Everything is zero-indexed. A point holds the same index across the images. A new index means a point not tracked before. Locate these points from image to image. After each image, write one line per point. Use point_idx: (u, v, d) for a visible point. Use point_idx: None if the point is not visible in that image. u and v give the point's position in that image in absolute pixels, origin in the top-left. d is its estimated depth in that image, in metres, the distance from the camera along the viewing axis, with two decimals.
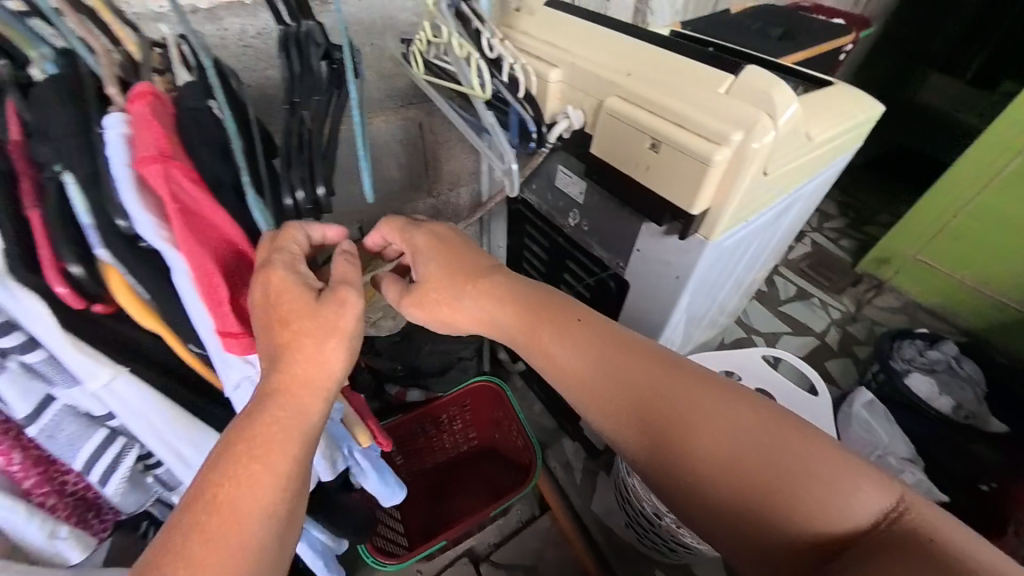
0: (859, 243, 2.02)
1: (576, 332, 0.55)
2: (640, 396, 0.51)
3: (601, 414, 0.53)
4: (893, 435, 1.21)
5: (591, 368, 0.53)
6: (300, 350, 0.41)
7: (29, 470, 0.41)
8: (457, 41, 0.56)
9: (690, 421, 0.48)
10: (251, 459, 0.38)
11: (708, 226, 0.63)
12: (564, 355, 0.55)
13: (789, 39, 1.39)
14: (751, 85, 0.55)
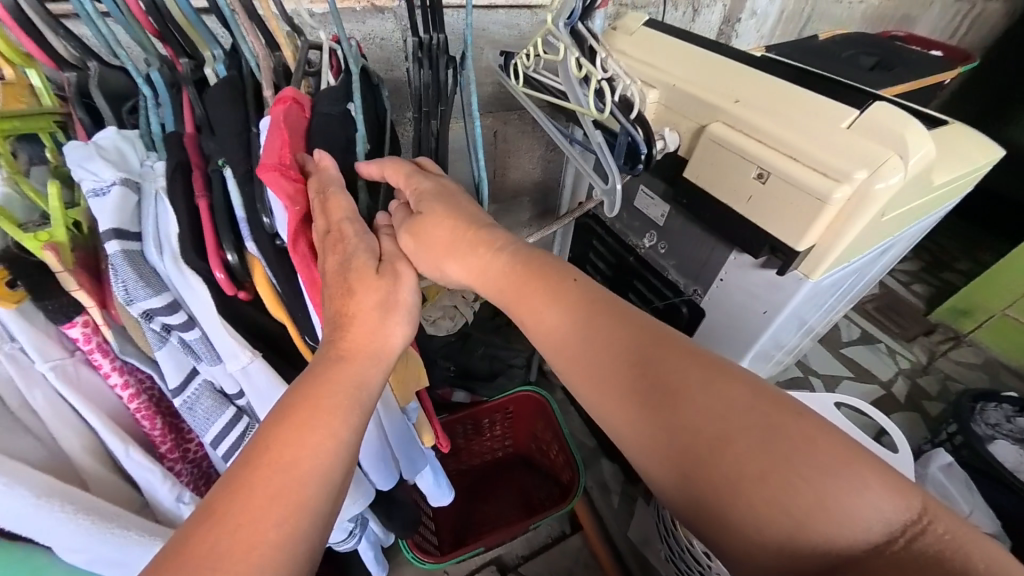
0: (935, 289, 1.88)
1: (567, 295, 0.43)
2: (641, 380, 0.39)
3: (595, 400, 0.42)
4: (974, 505, 1.11)
5: (580, 339, 0.42)
6: (363, 315, 0.39)
7: (165, 435, 0.48)
8: (576, 62, 0.59)
9: (698, 418, 0.37)
10: (306, 427, 0.34)
11: (811, 264, 0.60)
12: (551, 321, 0.44)
13: (884, 70, 1.32)
14: (879, 123, 0.54)
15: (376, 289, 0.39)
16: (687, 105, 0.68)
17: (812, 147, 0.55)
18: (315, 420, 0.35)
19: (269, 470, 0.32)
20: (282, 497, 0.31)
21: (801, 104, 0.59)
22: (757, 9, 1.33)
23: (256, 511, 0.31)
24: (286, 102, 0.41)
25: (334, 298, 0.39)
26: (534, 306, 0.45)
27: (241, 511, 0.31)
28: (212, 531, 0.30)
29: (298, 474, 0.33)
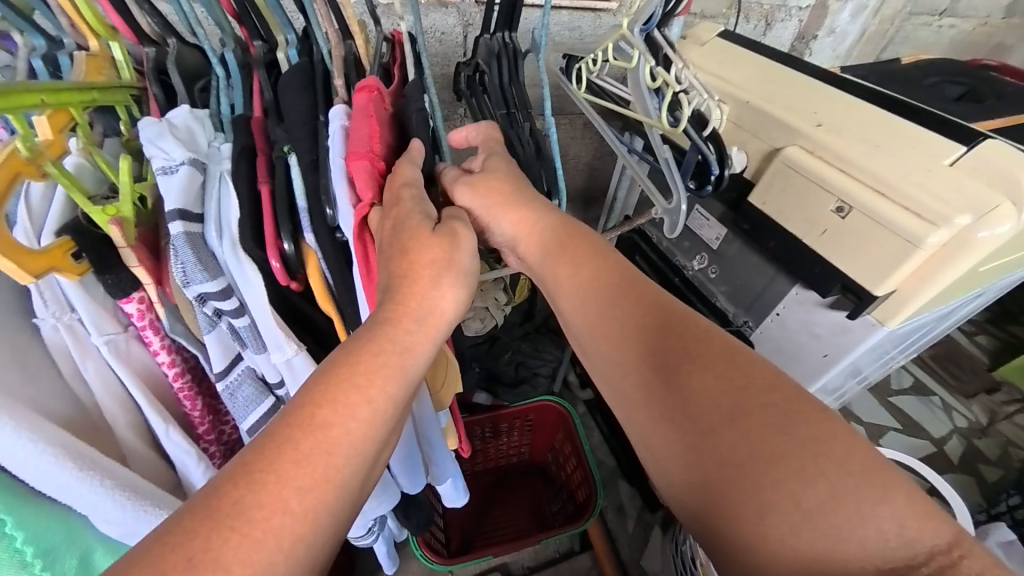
0: (1002, 343, 1.72)
1: (597, 258, 0.46)
2: (652, 337, 0.40)
3: (594, 346, 0.43)
4: None
5: (593, 292, 0.44)
6: (415, 287, 0.37)
7: (205, 417, 0.49)
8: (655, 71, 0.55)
9: (695, 376, 0.37)
10: (345, 391, 0.32)
11: (889, 310, 0.54)
12: (574, 280, 0.46)
13: (973, 101, 1.21)
14: (988, 162, 0.48)
15: (432, 253, 0.38)
16: (759, 123, 0.63)
17: (906, 184, 0.50)
18: (351, 396, 0.32)
19: (300, 439, 0.30)
20: (307, 473, 0.29)
21: (894, 136, 0.54)
22: (836, 27, 1.25)
23: (279, 484, 0.28)
24: (372, 92, 0.40)
25: (391, 261, 0.37)
26: (565, 269, 0.47)
27: (265, 481, 0.28)
28: (231, 499, 0.28)
29: (328, 451, 0.30)
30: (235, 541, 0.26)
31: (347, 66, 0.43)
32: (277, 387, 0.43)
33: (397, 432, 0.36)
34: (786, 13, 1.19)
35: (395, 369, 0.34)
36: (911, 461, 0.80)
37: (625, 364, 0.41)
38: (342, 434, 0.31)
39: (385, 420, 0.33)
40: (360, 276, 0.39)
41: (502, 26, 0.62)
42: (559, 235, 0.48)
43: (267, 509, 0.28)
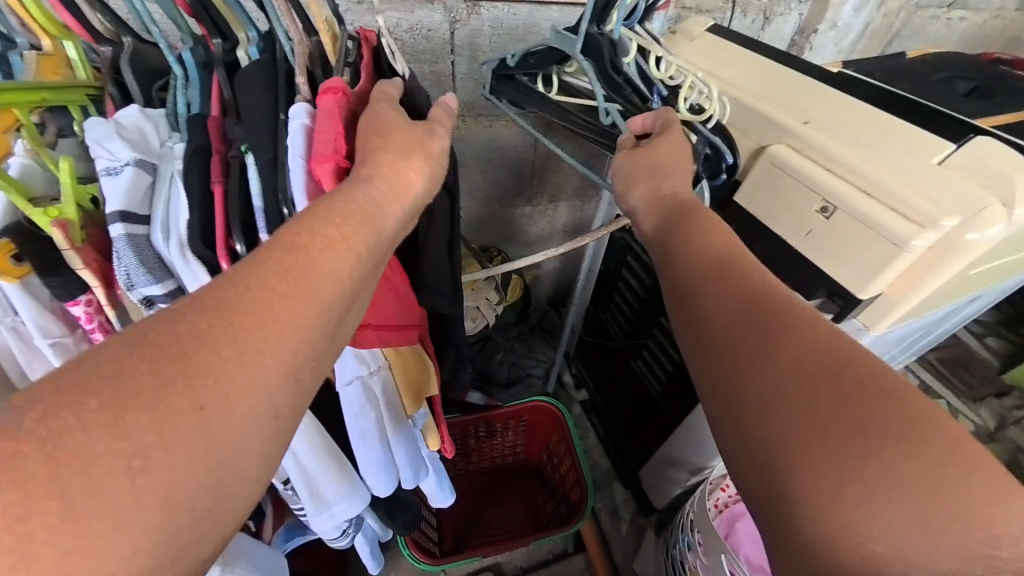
0: (1013, 347, 1.68)
1: (714, 235, 0.44)
2: (758, 307, 0.37)
3: (695, 297, 0.42)
4: None
5: (711, 260, 0.42)
6: (390, 157, 0.39)
7: None
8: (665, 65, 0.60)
9: (794, 343, 0.34)
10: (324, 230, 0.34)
11: (875, 315, 0.52)
12: (690, 253, 0.44)
13: (983, 97, 1.17)
14: (980, 162, 0.46)
15: (409, 136, 0.40)
16: (747, 121, 0.61)
17: (895, 184, 0.48)
18: (324, 234, 0.34)
19: (277, 265, 0.32)
20: (282, 297, 0.31)
21: (886, 134, 0.52)
22: (838, 21, 1.21)
23: (255, 304, 0.30)
24: (340, 94, 0.38)
25: (368, 136, 0.39)
26: (685, 239, 0.45)
27: (240, 302, 0.30)
28: (207, 319, 0.29)
29: (303, 276, 0.32)
30: (203, 373, 0.28)
31: (313, 62, 0.42)
32: None
33: (372, 285, 0.38)
34: (784, 8, 1.16)
35: (366, 218, 0.36)
36: None
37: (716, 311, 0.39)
38: (318, 267, 0.33)
39: (363, 261, 0.36)
40: None
41: (593, 19, 0.55)
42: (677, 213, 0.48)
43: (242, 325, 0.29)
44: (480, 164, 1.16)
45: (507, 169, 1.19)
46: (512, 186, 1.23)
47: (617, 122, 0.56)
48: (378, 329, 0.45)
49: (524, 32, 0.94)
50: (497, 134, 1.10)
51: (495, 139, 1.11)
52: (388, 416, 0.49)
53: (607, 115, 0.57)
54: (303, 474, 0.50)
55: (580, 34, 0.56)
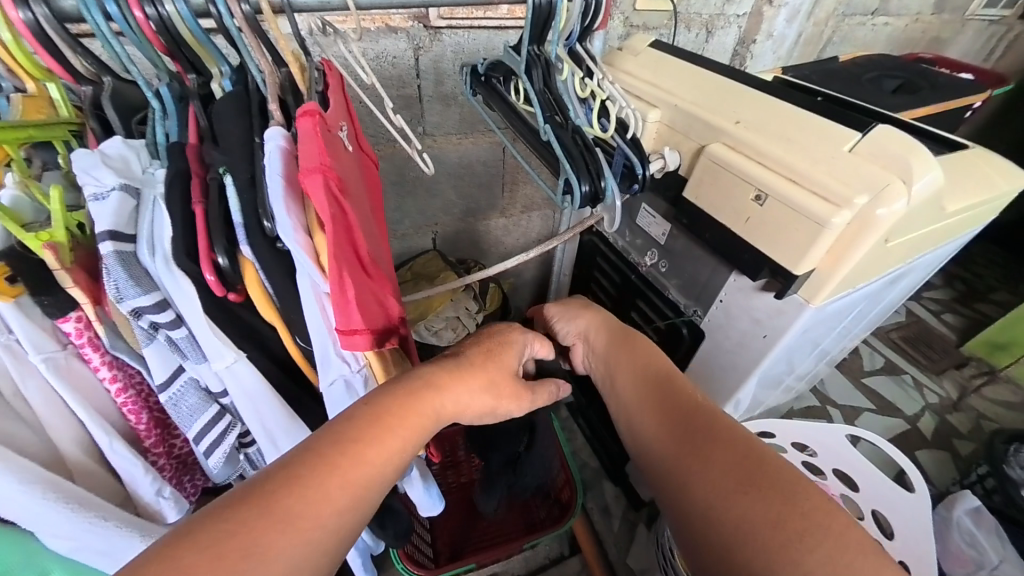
0: (967, 321, 1.80)
1: (649, 353, 0.59)
2: (682, 421, 0.49)
3: (641, 406, 0.53)
4: (1006, 558, 0.95)
5: (642, 378, 0.56)
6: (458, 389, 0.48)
7: (150, 429, 0.49)
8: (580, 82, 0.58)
9: (719, 450, 0.44)
10: (398, 421, 0.42)
11: (811, 289, 0.58)
12: (628, 373, 0.58)
13: (906, 93, 1.30)
14: (886, 147, 0.52)
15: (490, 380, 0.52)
16: (688, 125, 0.69)
17: (816, 170, 0.54)
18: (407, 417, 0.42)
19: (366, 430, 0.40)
20: (355, 462, 0.38)
21: (806, 127, 0.58)
22: (774, 31, 1.31)
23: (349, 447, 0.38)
24: (316, 116, 0.39)
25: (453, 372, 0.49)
26: (622, 360, 0.60)
27: (341, 442, 0.38)
28: (331, 439, 0.38)
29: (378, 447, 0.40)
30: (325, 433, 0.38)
31: (284, 91, 0.46)
32: (221, 395, 0.45)
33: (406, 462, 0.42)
34: (724, 21, 1.26)
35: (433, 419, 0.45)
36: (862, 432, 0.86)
37: (656, 426, 0.50)
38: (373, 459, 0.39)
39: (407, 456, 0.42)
40: (305, 286, 0.39)
41: (533, 39, 0.58)
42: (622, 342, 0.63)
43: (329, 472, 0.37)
44: (452, 181, 1.21)
45: (481, 183, 1.24)
46: (484, 201, 1.29)
47: (550, 140, 0.56)
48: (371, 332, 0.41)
49: (485, 55, 1.00)
50: (466, 151, 1.16)
51: (466, 156, 1.17)
52: None
53: (544, 131, 0.56)
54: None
55: (522, 55, 0.59)
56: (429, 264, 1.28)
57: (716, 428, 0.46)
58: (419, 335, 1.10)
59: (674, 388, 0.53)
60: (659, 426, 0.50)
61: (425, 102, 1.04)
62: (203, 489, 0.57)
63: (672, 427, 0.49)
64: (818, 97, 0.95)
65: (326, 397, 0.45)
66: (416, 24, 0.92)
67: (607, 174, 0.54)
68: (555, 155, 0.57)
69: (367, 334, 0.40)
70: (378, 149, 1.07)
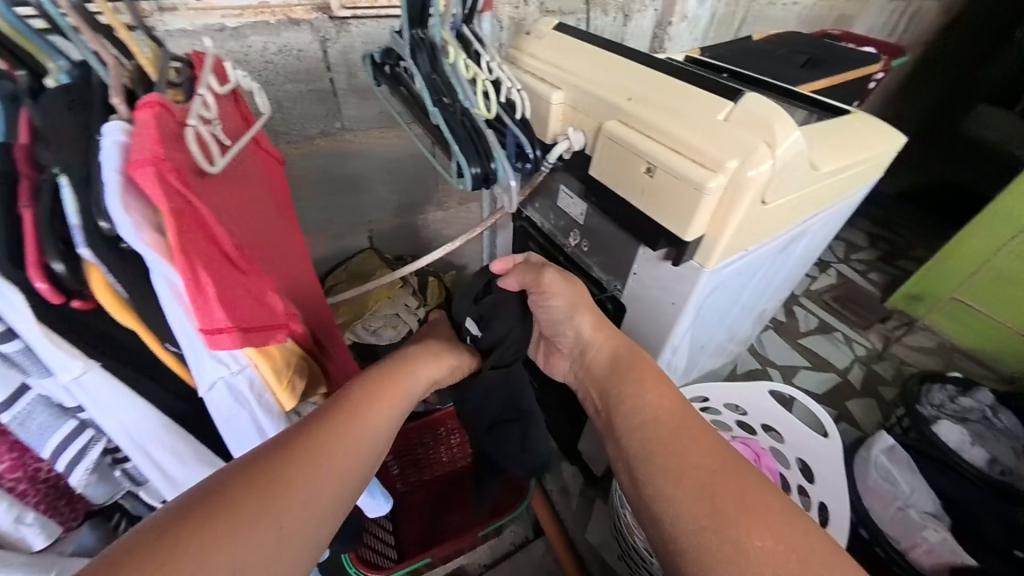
0: (889, 278, 1.95)
1: (661, 392, 0.61)
2: (709, 471, 0.50)
3: (656, 439, 0.55)
4: (915, 487, 1.04)
5: (656, 412, 0.58)
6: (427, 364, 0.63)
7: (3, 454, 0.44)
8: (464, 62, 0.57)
9: (749, 508, 0.46)
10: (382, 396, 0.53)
11: (703, 253, 0.61)
12: (640, 403, 0.60)
13: (814, 67, 1.37)
14: (753, 113, 0.55)
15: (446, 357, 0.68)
16: (588, 104, 0.70)
17: (694, 138, 0.56)
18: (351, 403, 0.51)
19: (327, 429, 0.46)
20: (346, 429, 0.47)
21: (685, 98, 0.61)
22: (689, 12, 1.36)
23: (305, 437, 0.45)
24: (156, 107, 0.38)
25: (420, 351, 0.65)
26: (637, 390, 0.62)
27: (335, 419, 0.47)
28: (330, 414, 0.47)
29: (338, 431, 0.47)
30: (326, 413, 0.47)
31: (135, 84, 0.44)
32: (78, 410, 0.44)
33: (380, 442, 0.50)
34: (640, 4, 1.29)
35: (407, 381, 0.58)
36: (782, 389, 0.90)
37: (677, 470, 0.51)
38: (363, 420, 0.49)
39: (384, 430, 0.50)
40: (160, 287, 0.37)
41: (413, 23, 0.57)
42: (634, 372, 0.65)
43: (320, 442, 0.44)
44: (380, 176, 1.18)
45: (412, 176, 1.22)
46: (419, 194, 1.27)
47: (439, 123, 0.55)
48: (244, 331, 0.40)
49: None
50: (391, 145, 1.13)
51: (391, 149, 1.14)
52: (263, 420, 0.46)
53: (431, 114, 0.56)
54: (160, 473, 0.48)
55: (405, 39, 0.58)
56: (366, 262, 1.25)
57: (742, 481, 0.49)
58: (357, 336, 1.08)
59: (691, 437, 0.54)
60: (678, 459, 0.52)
61: (341, 96, 1.01)
62: (86, 514, 0.52)
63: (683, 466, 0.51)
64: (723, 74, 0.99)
65: (207, 401, 0.43)
66: (319, 15, 0.89)
67: (496, 154, 0.55)
68: (444, 138, 0.57)
69: (240, 333, 0.39)
70: (297, 148, 1.04)
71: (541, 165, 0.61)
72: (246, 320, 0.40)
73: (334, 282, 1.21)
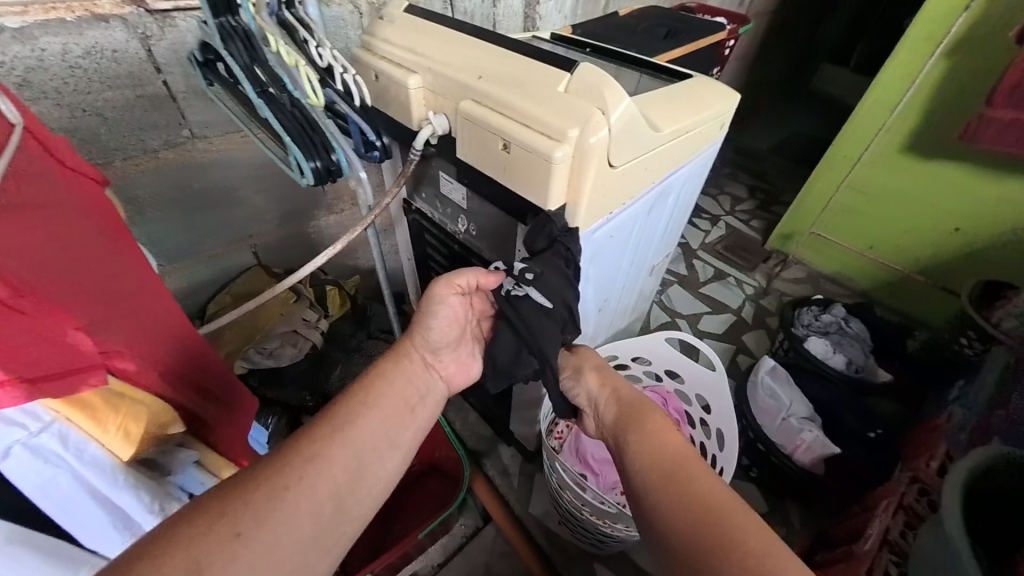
0: (767, 222, 2.19)
1: (673, 428, 0.56)
2: (698, 506, 0.48)
3: (664, 492, 0.50)
4: (794, 397, 1.20)
5: (662, 453, 0.54)
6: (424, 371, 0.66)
7: None
8: (283, 48, 0.53)
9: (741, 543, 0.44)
10: (364, 413, 0.56)
11: (568, 222, 0.65)
12: (643, 445, 0.55)
13: (673, 37, 1.49)
14: (585, 82, 0.58)
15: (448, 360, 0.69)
16: (444, 87, 0.69)
17: (538, 110, 0.58)
18: (325, 448, 0.51)
19: (303, 457, 0.50)
20: (319, 455, 0.50)
21: (527, 74, 0.62)
22: None
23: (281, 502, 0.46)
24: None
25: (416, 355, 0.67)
26: (643, 429, 0.57)
27: (308, 445, 0.51)
28: (304, 441, 0.51)
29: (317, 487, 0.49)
30: (302, 441, 0.51)
31: None
32: None
33: (367, 465, 0.53)
34: None
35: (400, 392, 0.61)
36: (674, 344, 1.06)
37: (671, 506, 0.49)
38: (341, 438, 0.53)
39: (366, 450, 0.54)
40: None
41: (218, 11, 0.54)
42: (637, 407, 0.61)
43: (292, 466, 0.48)
44: (252, 183, 1.07)
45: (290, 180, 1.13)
46: (303, 199, 1.17)
47: (268, 116, 0.52)
48: (35, 382, 0.35)
49: None
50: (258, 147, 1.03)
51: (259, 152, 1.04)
52: (87, 472, 0.41)
53: (257, 107, 0.53)
54: None
55: (215, 28, 0.54)
56: (255, 281, 1.14)
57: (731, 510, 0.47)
58: (249, 362, 0.99)
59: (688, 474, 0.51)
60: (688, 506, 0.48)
61: (182, 99, 0.88)
62: None
63: (693, 518, 0.47)
64: (587, 50, 1.05)
65: (5, 472, 0.37)
66: (133, 10, 0.77)
67: (336, 145, 0.54)
68: (275, 132, 0.54)
69: (31, 384, 0.34)
70: (136, 163, 0.89)
71: (390, 151, 0.61)
72: (37, 368, 0.35)
73: (218, 307, 1.09)
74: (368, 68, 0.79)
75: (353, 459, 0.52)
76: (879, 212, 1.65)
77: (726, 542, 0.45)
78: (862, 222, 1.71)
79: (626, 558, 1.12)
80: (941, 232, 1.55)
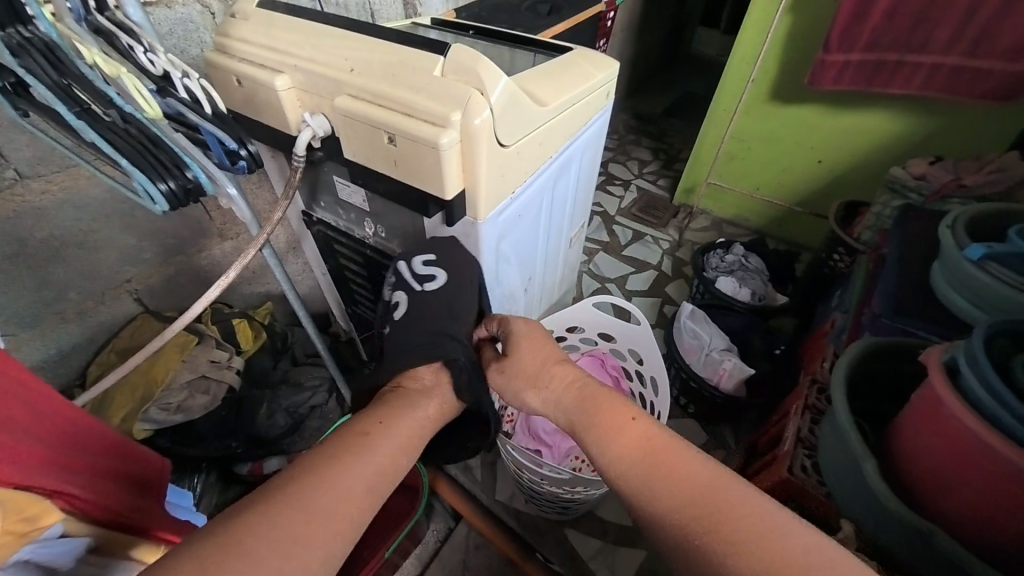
0: (672, 180, 2.35)
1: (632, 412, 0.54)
2: (689, 496, 0.45)
3: (650, 488, 0.47)
4: (713, 332, 1.32)
5: (631, 450, 0.50)
6: (418, 410, 0.59)
7: None
8: (100, 57, 0.46)
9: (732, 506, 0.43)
10: (350, 453, 0.49)
11: (472, 207, 0.65)
12: (614, 445, 0.51)
13: (556, 13, 1.51)
14: (459, 62, 0.56)
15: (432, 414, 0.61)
16: (316, 85, 0.64)
17: (417, 99, 0.56)
18: (312, 495, 0.44)
19: (270, 511, 0.41)
20: (298, 509, 0.43)
21: (401, 60, 0.60)
22: None
23: (313, 529, 0.42)
24: None
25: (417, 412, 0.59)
26: (611, 429, 0.53)
27: (283, 498, 0.43)
28: (280, 491, 0.44)
29: (351, 520, 0.45)
30: (280, 499, 0.43)
31: None
32: None
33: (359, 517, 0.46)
34: None
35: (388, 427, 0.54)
36: (607, 318, 1.10)
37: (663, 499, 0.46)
38: (325, 486, 0.45)
39: (352, 499, 0.46)
40: None
41: None
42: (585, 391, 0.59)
43: (256, 528, 0.40)
44: (115, 220, 0.92)
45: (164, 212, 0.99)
46: (185, 229, 1.04)
47: (93, 137, 0.45)
48: None
49: None
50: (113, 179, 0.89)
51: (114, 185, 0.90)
52: None
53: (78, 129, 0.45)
54: None
55: None
56: (143, 331, 1.01)
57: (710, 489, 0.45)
58: (153, 423, 0.88)
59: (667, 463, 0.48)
60: (677, 510, 0.45)
61: None
62: None
63: (683, 497, 0.45)
64: (471, 32, 1.04)
65: None
66: None
67: (189, 161, 0.49)
68: (109, 155, 0.47)
69: None
70: None
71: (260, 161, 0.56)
72: None
73: (100, 369, 0.97)
74: (226, 73, 0.71)
75: (338, 508, 0.44)
76: (758, 156, 1.85)
77: (730, 520, 0.42)
78: (747, 167, 1.90)
79: (592, 515, 1.17)
80: (809, 166, 1.77)
